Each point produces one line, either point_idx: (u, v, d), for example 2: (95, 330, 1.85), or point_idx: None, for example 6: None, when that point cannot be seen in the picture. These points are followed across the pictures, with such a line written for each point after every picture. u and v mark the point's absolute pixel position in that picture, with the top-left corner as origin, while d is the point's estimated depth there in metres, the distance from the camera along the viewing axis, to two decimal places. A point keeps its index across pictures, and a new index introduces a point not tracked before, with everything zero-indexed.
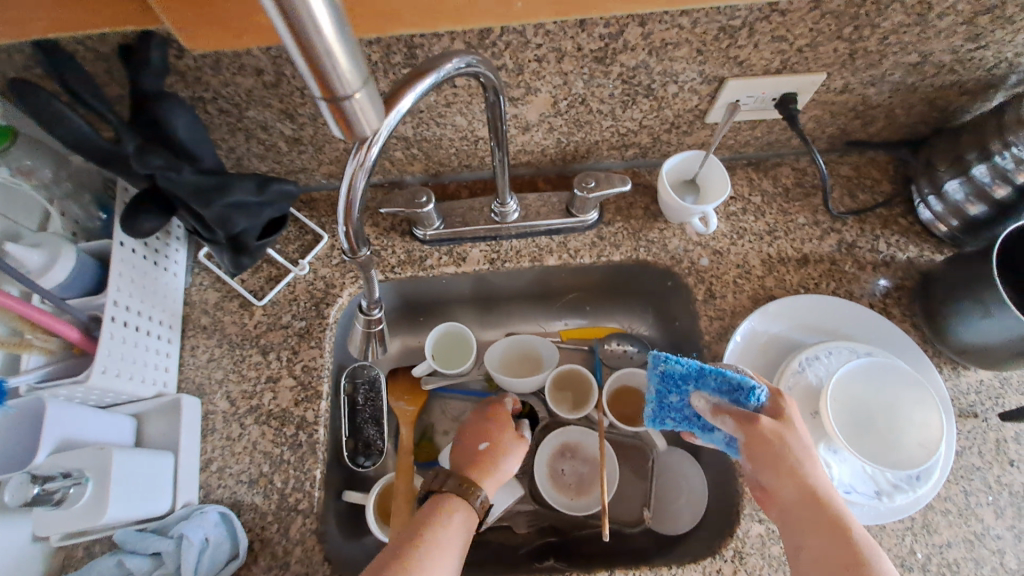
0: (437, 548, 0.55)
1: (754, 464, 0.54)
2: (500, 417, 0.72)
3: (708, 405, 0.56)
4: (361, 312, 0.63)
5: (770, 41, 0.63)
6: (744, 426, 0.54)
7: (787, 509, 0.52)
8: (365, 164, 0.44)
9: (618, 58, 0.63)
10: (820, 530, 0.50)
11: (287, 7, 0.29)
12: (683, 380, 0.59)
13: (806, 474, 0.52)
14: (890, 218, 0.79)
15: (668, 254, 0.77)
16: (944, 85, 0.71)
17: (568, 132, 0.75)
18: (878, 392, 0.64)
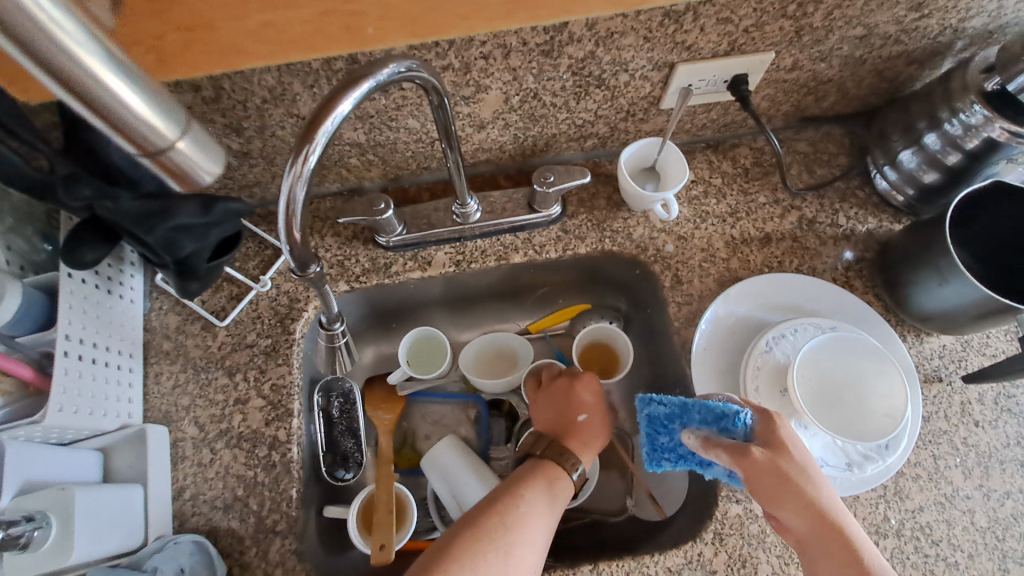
0: (528, 524, 0.57)
1: (766, 503, 0.53)
2: (580, 386, 0.73)
3: (699, 441, 0.54)
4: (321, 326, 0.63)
5: (715, 24, 0.62)
6: (743, 464, 0.52)
7: (804, 542, 0.52)
8: (303, 176, 0.44)
9: (565, 50, 0.62)
10: (839, 557, 0.50)
11: (65, 76, 0.33)
12: (669, 419, 0.57)
13: (815, 500, 0.52)
14: (848, 191, 0.79)
15: (633, 243, 0.77)
16: (891, 55, 0.72)
17: (524, 127, 0.74)
18: (842, 364, 0.65)
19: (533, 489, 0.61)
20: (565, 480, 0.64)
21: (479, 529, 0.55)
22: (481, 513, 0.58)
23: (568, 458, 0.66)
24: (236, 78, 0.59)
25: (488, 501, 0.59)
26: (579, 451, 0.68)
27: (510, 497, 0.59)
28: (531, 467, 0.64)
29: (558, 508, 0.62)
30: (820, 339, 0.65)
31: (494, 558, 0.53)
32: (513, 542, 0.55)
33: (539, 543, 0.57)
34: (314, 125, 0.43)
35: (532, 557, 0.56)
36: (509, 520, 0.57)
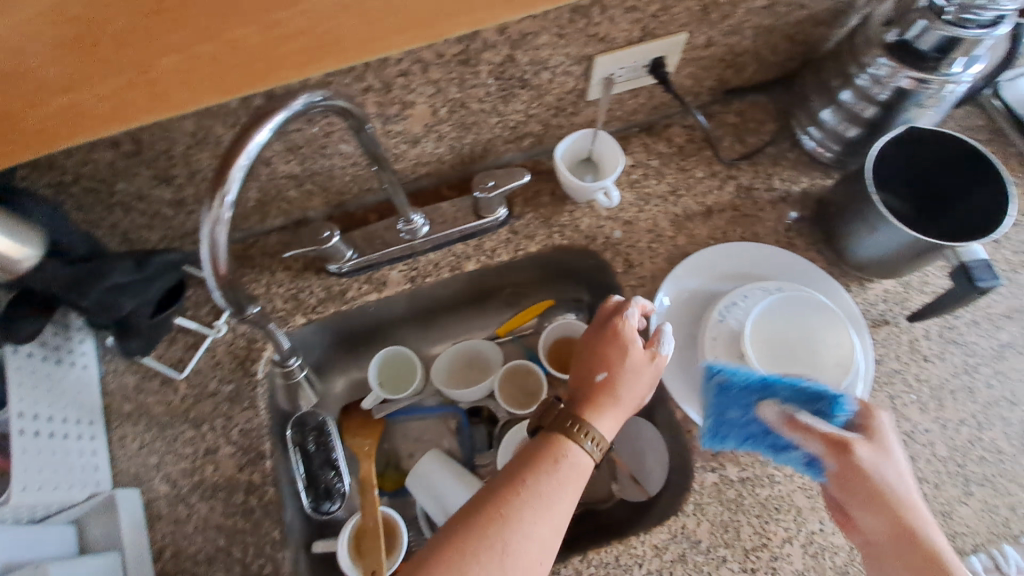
0: (527, 516, 0.54)
1: (845, 494, 0.53)
2: (614, 338, 0.66)
3: (782, 417, 0.56)
4: (278, 364, 0.71)
5: (624, 13, 0.63)
6: (832, 449, 0.53)
7: (877, 544, 0.51)
8: (221, 220, 0.44)
9: (482, 57, 0.63)
10: (915, 569, 0.49)
11: None
12: (747, 393, 0.58)
13: (905, 508, 0.50)
14: (779, 155, 0.82)
15: (582, 234, 0.78)
16: (798, 20, 0.74)
17: (458, 137, 0.75)
18: (793, 320, 0.67)
19: (538, 476, 0.56)
20: (574, 451, 0.59)
21: (473, 521, 0.53)
22: (483, 501, 0.55)
23: (578, 426, 0.60)
24: (153, 128, 0.58)
25: (495, 484, 0.57)
26: (598, 413, 0.62)
27: (511, 485, 0.56)
28: (543, 443, 0.60)
29: (568, 493, 0.57)
30: (768, 301, 0.67)
31: (485, 555, 0.51)
32: (506, 544, 0.52)
33: (540, 535, 0.53)
34: (228, 163, 0.43)
35: (530, 552, 0.52)
36: (505, 511, 0.53)
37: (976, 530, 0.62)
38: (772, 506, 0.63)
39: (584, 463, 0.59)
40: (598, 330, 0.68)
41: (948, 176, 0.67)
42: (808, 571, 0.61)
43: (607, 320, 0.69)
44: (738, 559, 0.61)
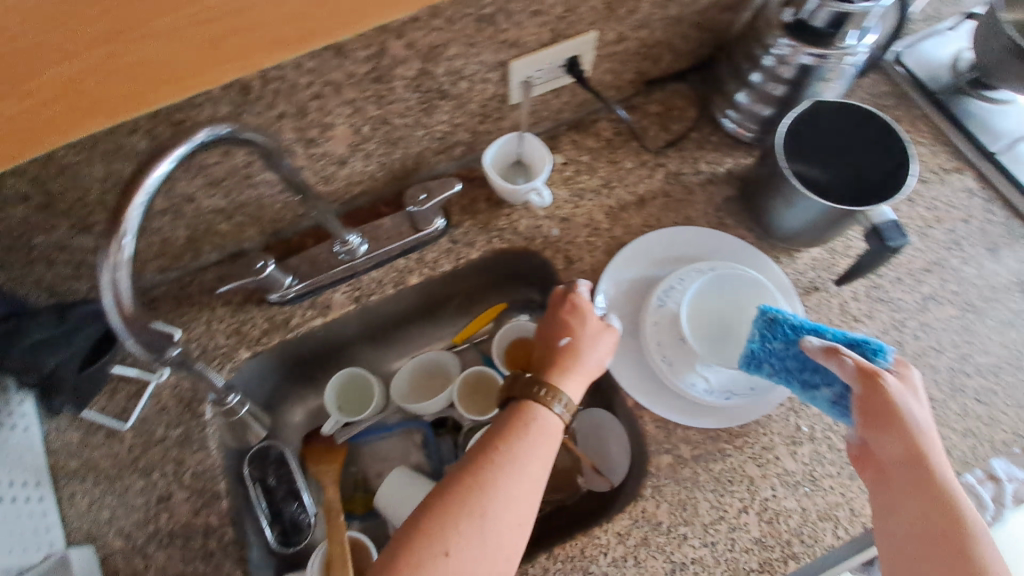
0: (502, 483, 0.57)
1: (867, 420, 0.57)
2: (573, 308, 0.70)
3: (821, 349, 0.59)
4: (215, 403, 0.71)
5: (531, 18, 0.64)
6: (863, 378, 0.57)
7: (887, 471, 0.56)
8: (122, 262, 0.43)
9: (395, 73, 0.62)
10: (923, 493, 0.53)
11: None
12: (793, 329, 0.62)
13: (922, 440, 0.55)
14: (703, 139, 0.85)
15: (521, 236, 0.79)
16: (704, 7, 0.76)
17: (386, 153, 0.75)
18: (724, 297, 0.71)
19: (509, 445, 0.60)
20: (545, 415, 0.62)
21: (452, 494, 0.57)
22: (460, 474, 0.58)
23: (547, 391, 0.63)
24: (61, 178, 0.57)
25: (475, 451, 0.60)
26: (565, 377, 0.65)
27: (484, 457, 0.59)
28: (513, 413, 0.63)
29: (541, 457, 0.60)
30: (701, 281, 0.70)
31: (466, 522, 0.55)
32: (485, 510, 0.55)
33: (516, 498, 0.57)
34: (125, 201, 0.43)
35: (509, 515, 0.56)
36: (480, 481, 0.57)
37: None
38: (725, 479, 0.65)
39: (555, 425, 0.63)
40: (559, 300, 0.72)
41: (862, 134, 0.68)
42: (765, 537, 0.63)
43: (562, 293, 0.73)
44: (698, 534, 0.63)
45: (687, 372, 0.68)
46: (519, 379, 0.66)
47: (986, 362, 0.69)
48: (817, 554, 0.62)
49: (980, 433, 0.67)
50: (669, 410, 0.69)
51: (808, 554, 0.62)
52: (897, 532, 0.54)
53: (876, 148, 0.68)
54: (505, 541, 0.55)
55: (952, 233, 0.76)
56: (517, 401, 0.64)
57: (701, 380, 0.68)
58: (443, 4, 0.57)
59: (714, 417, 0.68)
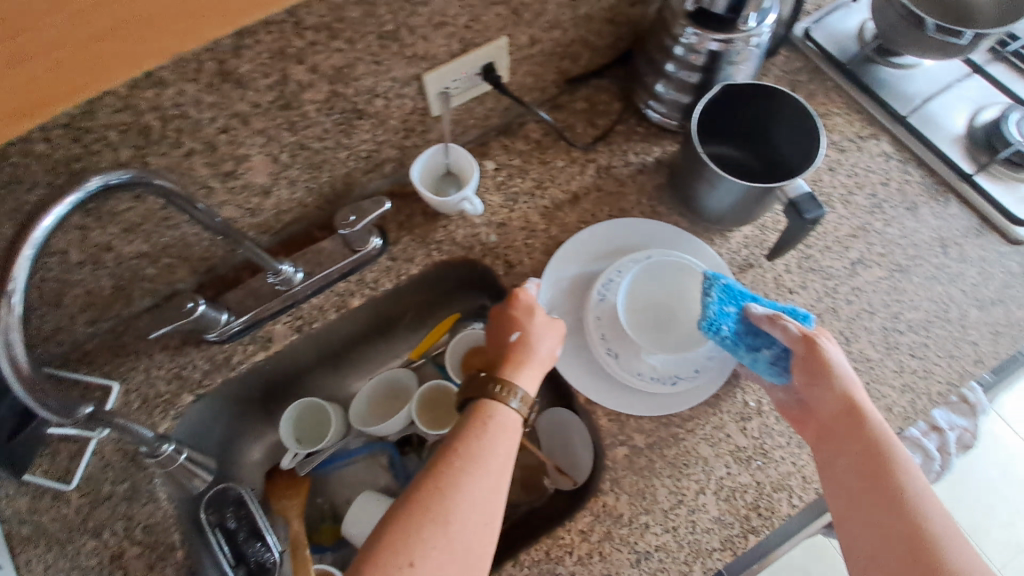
0: (464, 483, 0.56)
1: (808, 376, 0.60)
2: (520, 305, 0.70)
3: (765, 315, 0.63)
4: (148, 455, 0.68)
5: (435, 30, 0.64)
6: (802, 339, 0.61)
7: (828, 422, 0.59)
8: (12, 325, 0.43)
9: (303, 98, 0.62)
10: (861, 438, 0.56)
11: None
12: (738, 296, 0.65)
13: (854, 392, 0.59)
14: (630, 131, 0.86)
15: (459, 246, 0.79)
16: (611, 4, 0.77)
17: (311, 178, 0.74)
18: (660, 285, 0.74)
19: (469, 444, 0.59)
20: (502, 411, 0.62)
21: (413, 499, 0.55)
22: (422, 477, 0.57)
23: (501, 385, 0.63)
24: None
25: (436, 454, 0.59)
26: (518, 372, 0.65)
27: (444, 459, 0.58)
28: (471, 413, 0.62)
29: (502, 452, 0.59)
30: (636, 270, 0.72)
31: (428, 525, 0.53)
32: (448, 514, 0.54)
33: (479, 496, 0.55)
34: (11, 257, 0.42)
35: (472, 514, 0.54)
36: (441, 482, 0.56)
37: None
38: (681, 463, 0.66)
39: (513, 420, 0.62)
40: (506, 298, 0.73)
41: (760, 109, 0.71)
42: (724, 515, 0.64)
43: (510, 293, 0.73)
44: (659, 521, 0.64)
45: (633, 362, 0.69)
46: (473, 379, 0.66)
47: (917, 318, 0.72)
48: (775, 524, 0.64)
49: (918, 387, 0.69)
50: (621, 401, 0.69)
51: (766, 526, 0.63)
52: (841, 481, 0.56)
53: (782, 112, 0.70)
54: (472, 544, 0.54)
55: (873, 198, 0.78)
56: (473, 401, 0.63)
57: (648, 368, 0.69)
58: (338, 26, 0.56)
59: (664, 403, 0.69)
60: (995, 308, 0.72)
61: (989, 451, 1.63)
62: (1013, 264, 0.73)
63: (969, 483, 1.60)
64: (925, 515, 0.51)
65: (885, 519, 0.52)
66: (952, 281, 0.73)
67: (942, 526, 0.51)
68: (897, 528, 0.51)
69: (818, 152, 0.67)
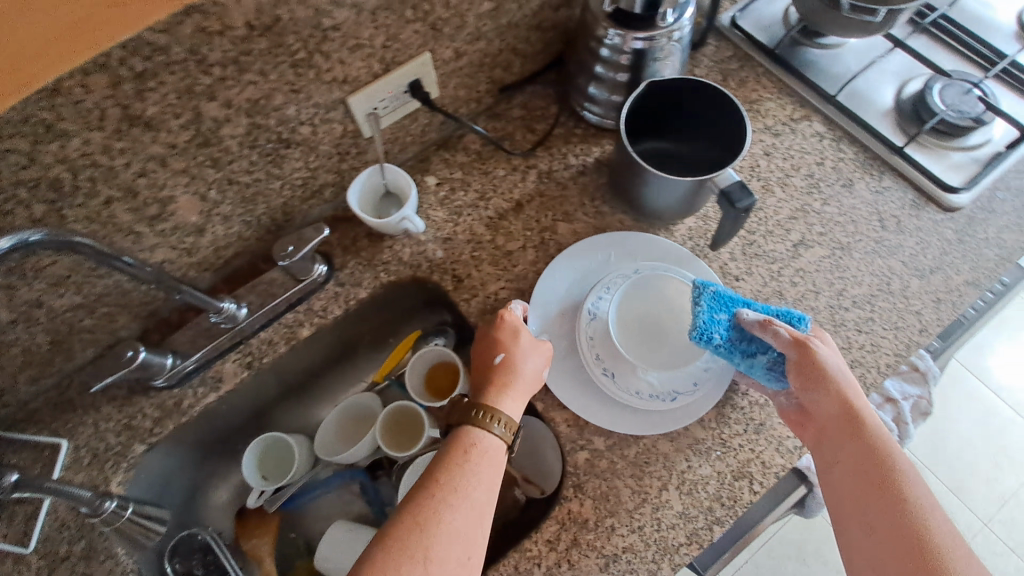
0: (447, 517, 0.54)
1: (801, 381, 0.61)
2: (504, 328, 0.68)
3: (757, 320, 0.63)
4: (89, 515, 0.66)
5: (351, 53, 0.63)
6: (795, 345, 0.61)
7: (825, 425, 0.60)
8: None
9: (222, 134, 0.61)
10: (858, 443, 0.57)
11: None
12: (730, 302, 0.65)
13: (851, 397, 0.59)
14: (569, 134, 0.86)
15: (406, 265, 0.79)
16: (534, 10, 0.77)
17: (247, 211, 0.73)
18: (653, 300, 0.71)
19: (450, 475, 0.57)
20: (484, 439, 0.60)
21: (392, 536, 0.53)
22: (402, 512, 0.55)
23: (484, 412, 0.61)
24: None
25: (416, 487, 0.57)
26: (502, 397, 0.63)
27: (425, 492, 0.56)
28: (452, 442, 0.60)
29: (484, 481, 0.57)
30: (625, 285, 0.71)
31: (409, 563, 0.51)
32: (427, 550, 0.52)
33: (461, 530, 0.54)
34: None
35: (454, 549, 0.53)
36: (422, 517, 0.54)
37: None
38: (642, 461, 0.66)
39: (497, 446, 0.60)
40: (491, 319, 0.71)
41: (669, 108, 0.74)
42: (688, 508, 0.64)
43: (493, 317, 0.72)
44: (625, 522, 0.63)
45: (629, 380, 0.67)
46: (457, 406, 0.64)
47: (861, 293, 0.73)
48: (739, 513, 0.64)
49: (867, 361, 0.70)
50: (616, 419, 0.68)
51: (730, 516, 0.63)
52: (842, 487, 0.57)
53: (686, 97, 0.72)
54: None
55: (810, 178, 0.79)
56: (456, 429, 0.62)
57: (646, 386, 0.67)
58: (245, 59, 0.56)
59: (663, 418, 0.68)
60: (935, 275, 0.73)
61: (965, 407, 1.66)
62: (948, 230, 0.75)
63: (948, 441, 1.63)
64: (925, 523, 0.53)
65: (883, 523, 0.54)
66: (891, 253, 0.74)
67: (940, 529, 0.52)
68: (894, 535, 0.53)
69: (748, 132, 0.67)
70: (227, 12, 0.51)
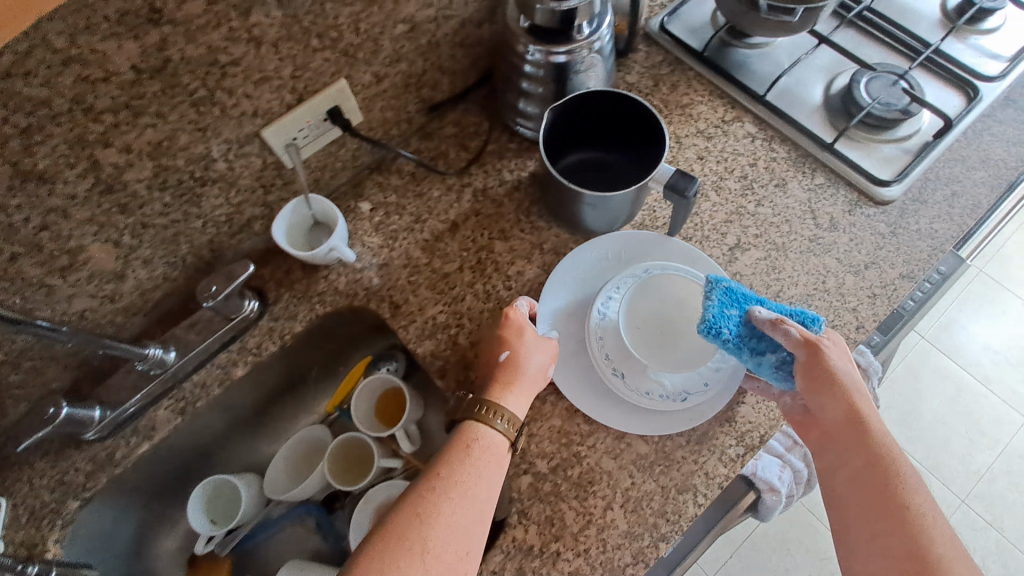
0: (448, 511, 0.53)
1: (808, 383, 0.59)
2: (511, 324, 0.67)
3: (768, 319, 0.61)
4: None
5: (256, 86, 0.61)
6: (805, 346, 0.59)
7: (831, 430, 0.59)
8: None
9: (127, 179, 0.60)
10: (863, 450, 0.56)
11: None
12: (740, 298, 0.63)
13: (860, 403, 0.58)
14: (503, 149, 0.84)
15: (342, 295, 0.77)
16: (456, 28, 0.75)
17: (169, 252, 0.71)
18: (666, 299, 0.68)
19: (453, 469, 0.56)
20: (486, 435, 0.59)
21: (390, 525, 0.52)
22: (404, 502, 0.54)
23: (486, 406, 0.60)
24: None
25: (418, 478, 0.56)
26: (506, 394, 0.62)
27: (427, 485, 0.55)
28: (454, 436, 0.59)
29: (486, 477, 0.56)
30: (634, 285, 0.69)
31: (405, 554, 0.50)
32: (425, 542, 0.51)
33: (460, 524, 0.53)
34: None
35: (452, 544, 0.52)
36: (421, 507, 0.53)
37: (758, 422, 0.67)
38: (586, 482, 0.65)
39: (498, 442, 0.59)
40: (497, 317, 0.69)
41: (600, 117, 0.74)
42: (634, 526, 0.63)
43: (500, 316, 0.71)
44: (570, 547, 0.63)
45: (640, 381, 0.66)
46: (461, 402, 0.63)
47: (797, 293, 0.72)
48: (684, 528, 0.63)
49: None
50: (623, 421, 0.67)
51: (676, 531, 0.63)
52: (843, 492, 0.57)
53: (604, 107, 0.72)
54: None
55: (744, 179, 0.79)
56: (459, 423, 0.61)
57: (657, 387, 0.66)
58: (138, 103, 0.55)
59: (675, 418, 0.67)
60: (869, 271, 0.73)
61: (937, 387, 1.67)
62: (882, 224, 0.75)
63: (924, 421, 1.64)
64: (930, 534, 0.52)
65: (884, 532, 0.53)
66: (827, 251, 0.74)
67: (943, 543, 0.52)
68: (896, 546, 0.53)
69: (663, 139, 0.68)
70: (109, 58, 0.50)
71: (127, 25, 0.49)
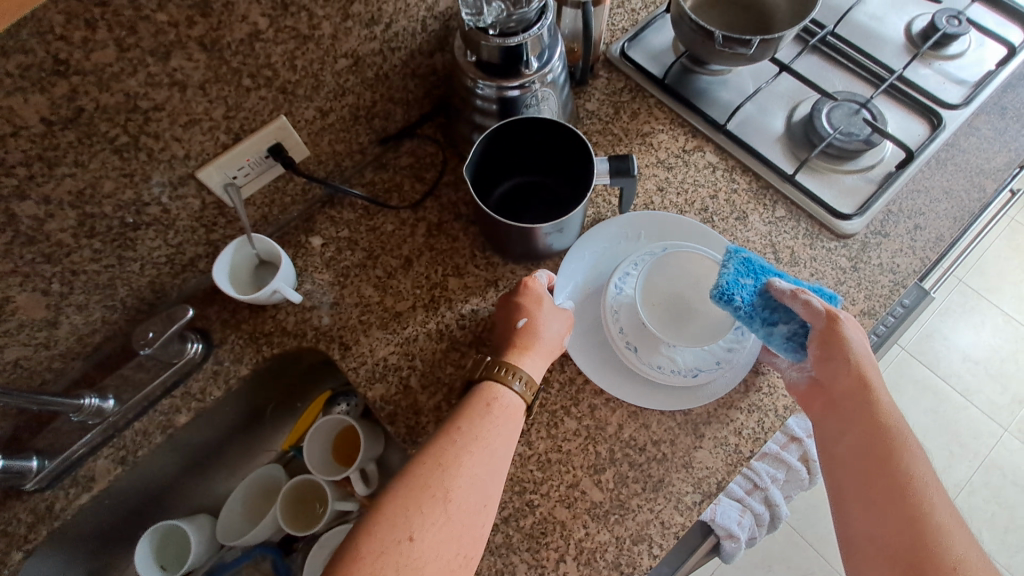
0: (468, 463, 0.54)
1: (821, 350, 0.59)
2: (530, 292, 0.67)
3: (788, 290, 0.61)
4: None
5: (186, 130, 0.59)
6: (825, 316, 0.58)
7: (837, 396, 0.58)
8: None
9: (49, 228, 0.57)
10: (870, 415, 0.55)
11: None
12: (757, 271, 0.64)
13: (870, 372, 0.57)
14: (459, 181, 0.82)
15: (291, 336, 0.74)
16: (405, 58, 0.72)
17: (105, 296, 0.68)
18: (681, 277, 0.69)
19: (473, 423, 0.57)
20: (506, 394, 0.60)
21: (410, 476, 0.53)
22: (425, 454, 0.55)
23: (506, 368, 0.61)
24: None
25: (439, 433, 0.57)
26: (524, 358, 0.63)
27: (447, 439, 0.56)
28: (473, 394, 0.60)
29: (505, 432, 0.58)
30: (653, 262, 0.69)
31: (429, 501, 0.52)
32: (448, 491, 0.52)
33: (479, 476, 0.54)
34: None
35: (472, 496, 0.53)
36: (442, 458, 0.54)
37: (715, 468, 0.66)
38: (538, 533, 0.63)
39: (517, 403, 0.60)
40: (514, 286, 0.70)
41: (538, 140, 0.72)
42: None
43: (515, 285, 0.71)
44: None
45: (652, 355, 0.67)
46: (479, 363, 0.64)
47: None
48: None
49: (764, 405, 0.68)
50: (636, 395, 0.68)
51: None
52: (845, 457, 0.56)
53: (537, 132, 0.70)
54: (469, 526, 0.52)
55: (704, 212, 0.77)
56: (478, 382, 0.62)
57: (668, 361, 0.67)
58: (52, 154, 0.52)
59: (684, 396, 0.68)
60: None
61: (917, 399, 1.66)
62: (843, 259, 0.73)
63: None
64: (930, 498, 0.51)
65: (883, 498, 0.52)
66: None
67: (943, 512, 0.51)
68: (895, 511, 0.51)
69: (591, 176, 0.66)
70: (15, 112, 0.48)
71: (32, 78, 0.47)
